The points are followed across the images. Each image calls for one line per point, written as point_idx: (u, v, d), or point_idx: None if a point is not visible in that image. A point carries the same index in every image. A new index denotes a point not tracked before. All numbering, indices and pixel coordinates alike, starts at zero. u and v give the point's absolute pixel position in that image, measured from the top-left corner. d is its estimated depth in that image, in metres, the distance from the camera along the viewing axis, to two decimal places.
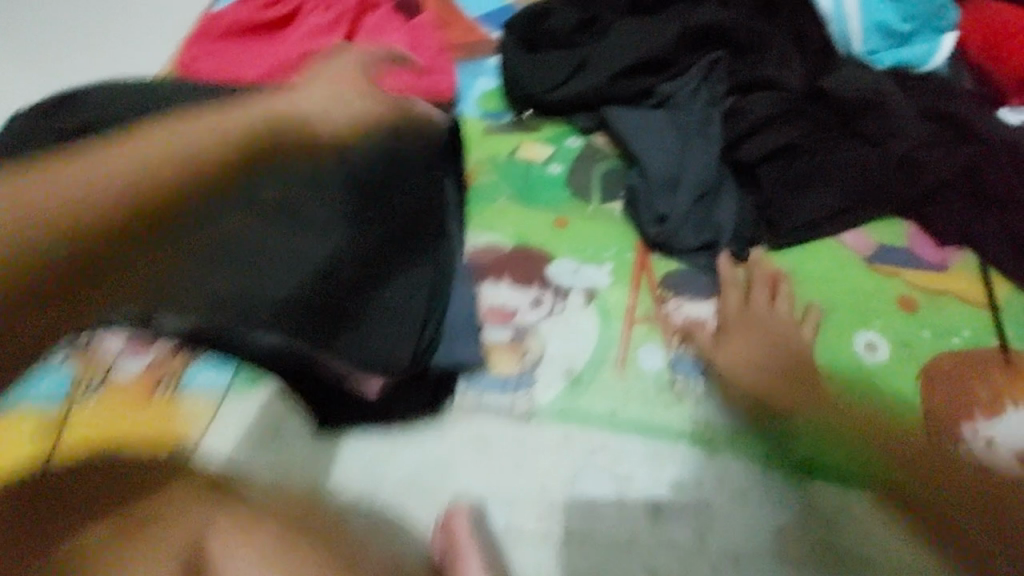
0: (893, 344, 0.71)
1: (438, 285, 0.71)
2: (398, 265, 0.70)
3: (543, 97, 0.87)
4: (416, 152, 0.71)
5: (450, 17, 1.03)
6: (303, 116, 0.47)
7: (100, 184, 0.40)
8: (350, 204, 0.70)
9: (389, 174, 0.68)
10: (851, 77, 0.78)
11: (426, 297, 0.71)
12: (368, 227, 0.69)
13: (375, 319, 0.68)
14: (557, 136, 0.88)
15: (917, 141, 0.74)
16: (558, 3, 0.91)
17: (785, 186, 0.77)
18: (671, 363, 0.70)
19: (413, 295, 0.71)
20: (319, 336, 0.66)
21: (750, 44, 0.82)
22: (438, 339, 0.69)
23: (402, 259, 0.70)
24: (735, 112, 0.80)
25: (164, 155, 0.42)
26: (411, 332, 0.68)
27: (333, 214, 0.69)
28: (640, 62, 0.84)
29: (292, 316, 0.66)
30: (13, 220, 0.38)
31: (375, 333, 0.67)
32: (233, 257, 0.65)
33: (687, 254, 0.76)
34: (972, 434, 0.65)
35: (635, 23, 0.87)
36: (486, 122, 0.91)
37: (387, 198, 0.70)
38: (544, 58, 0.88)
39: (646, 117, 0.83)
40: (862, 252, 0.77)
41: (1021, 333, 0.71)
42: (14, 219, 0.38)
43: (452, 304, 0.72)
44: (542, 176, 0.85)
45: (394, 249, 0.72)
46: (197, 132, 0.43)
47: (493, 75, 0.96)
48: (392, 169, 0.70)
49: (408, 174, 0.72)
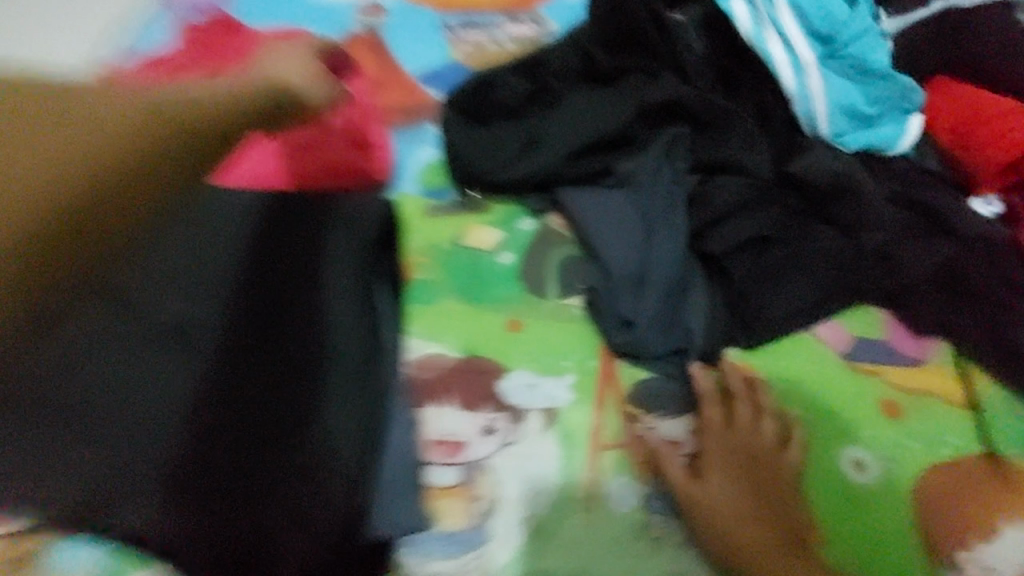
0: (880, 458, 0.64)
1: (371, 419, 0.60)
2: (315, 392, 0.61)
3: (489, 178, 0.77)
4: (333, 252, 0.69)
5: (386, 79, 0.92)
6: (288, 80, 0.52)
7: (125, 110, 0.45)
8: (256, 332, 0.64)
9: (301, 283, 0.67)
10: (823, 157, 0.71)
11: (357, 430, 0.60)
12: (277, 353, 0.63)
13: (294, 469, 0.58)
14: (507, 219, 0.78)
15: (890, 232, 0.69)
16: (504, 70, 0.83)
17: (757, 279, 0.70)
18: (645, 499, 0.60)
19: (338, 430, 0.60)
20: (228, 500, 0.56)
21: (712, 120, 0.75)
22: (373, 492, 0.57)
23: (321, 383, 0.62)
24: (699, 196, 0.74)
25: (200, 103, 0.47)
26: (339, 477, 0.57)
27: (237, 346, 0.64)
28: (595, 140, 0.76)
29: (196, 482, 0.57)
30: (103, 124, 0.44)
31: (296, 488, 0.57)
32: (131, 411, 0.60)
33: (657, 360, 0.67)
34: (970, 566, 0.59)
35: (589, 94, 0.79)
36: (427, 202, 0.80)
37: (298, 312, 0.65)
38: (490, 133, 0.80)
39: (605, 201, 0.75)
40: (838, 348, 0.71)
41: (1010, 438, 0.65)
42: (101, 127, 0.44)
43: (392, 443, 0.61)
44: (490, 268, 0.74)
45: (310, 371, 0.62)
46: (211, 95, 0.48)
47: (434, 145, 0.85)
48: (303, 283, 0.67)
49: (323, 282, 0.67)
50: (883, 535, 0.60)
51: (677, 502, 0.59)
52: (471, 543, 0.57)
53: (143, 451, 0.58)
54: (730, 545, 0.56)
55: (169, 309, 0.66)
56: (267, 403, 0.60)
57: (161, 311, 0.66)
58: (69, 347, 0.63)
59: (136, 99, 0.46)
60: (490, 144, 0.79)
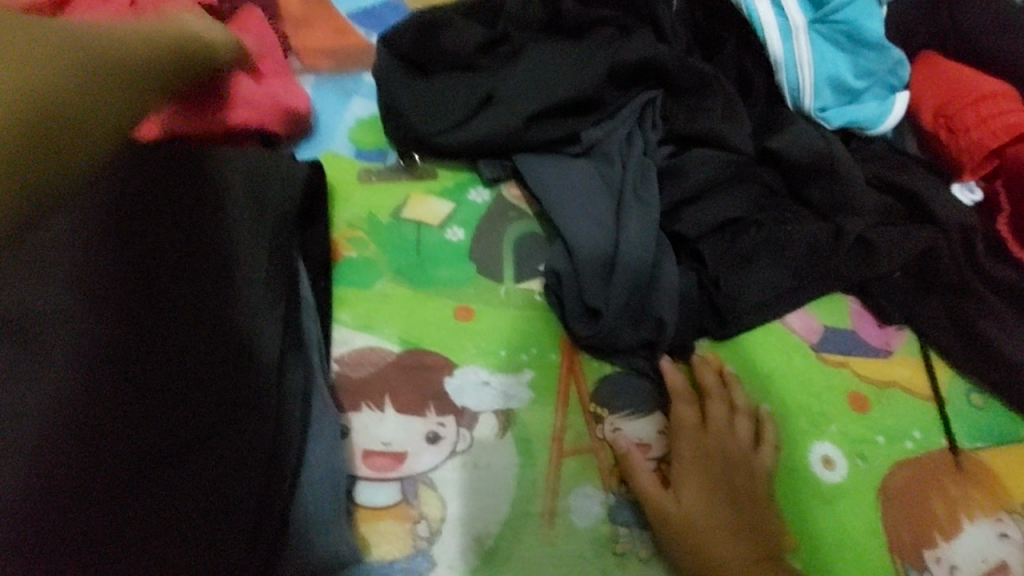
0: (849, 454, 0.61)
1: (288, 429, 0.50)
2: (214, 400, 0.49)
3: (434, 139, 0.66)
4: (234, 224, 0.56)
5: (315, 16, 0.77)
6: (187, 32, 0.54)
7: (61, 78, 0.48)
8: (131, 326, 0.50)
9: (195, 265, 0.53)
10: (804, 133, 0.66)
11: (267, 446, 0.49)
12: (161, 355, 0.50)
13: (184, 498, 0.46)
14: (456, 188, 0.67)
15: (868, 217, 0.65)
16: (455, 13, 0.70)
17: (730, 265, 0.64)
18: (610, 511, 0.53)
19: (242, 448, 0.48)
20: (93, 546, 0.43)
21: (689, 84, 0.68)
22: (292, 523, 0.47)
23: (221, 389, 0.50)
24: (673, 171, 0.66)
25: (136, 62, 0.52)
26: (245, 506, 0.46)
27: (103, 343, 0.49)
28: (559, 101, 0.66)
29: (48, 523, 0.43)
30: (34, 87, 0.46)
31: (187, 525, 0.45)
32: None
33: (623, 355, 0.60)
34: (932, 563, 0.57)
35: (553, 47, 0.69)
36: (362, 165, 0.68)
37: (190, 301, 0.52)
38: (437, 87, 0.68)
39: (568, 172, 0.66)
40: (810, 340, 0.67)
41: (969, 430, 0.64)
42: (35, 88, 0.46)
43: (315, 456, 0.51)
44: (436, 245, 0.64)
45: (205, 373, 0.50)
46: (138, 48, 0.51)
47: (371, 97, 0.73)
48: (196, 262, 0.54)
49: (222, 261, 0.54)
50: (851, 536, 0.57)
51: (645, 513, 0.53)
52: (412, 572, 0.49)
53: None
54: (701, 558, 0.50)
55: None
56: (135, 403, 0.47)
57: None
58: None
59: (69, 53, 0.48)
60: (436, 99, 0.67)
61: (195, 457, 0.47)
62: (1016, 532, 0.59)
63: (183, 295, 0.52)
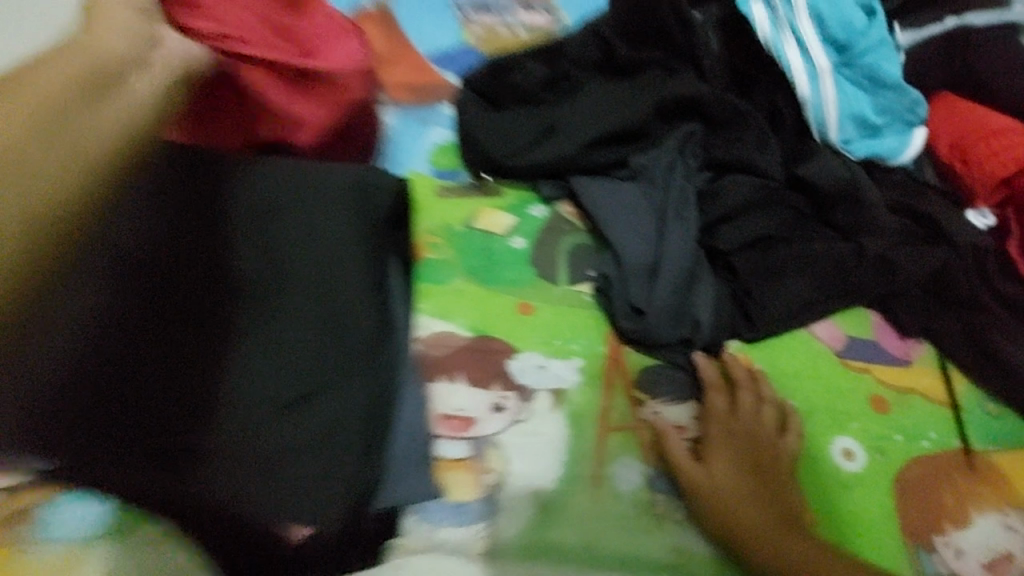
0: (868, 448, 0.68)
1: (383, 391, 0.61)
2: (325, 366, 0.60)
3: (504, 162, 0.78)
4: (339, 216, 0.67)
5: (400, 56, 0.92)
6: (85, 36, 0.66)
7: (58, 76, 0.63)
8: (258, 302, 0.62)
9: (310, 249, 0.65)
10: (830, 162, 0.74)
11: (366, 406, 0.60)
12: (282, 326, 0.61)
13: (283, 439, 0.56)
14: (520, 204, 0.79)
15: (890, 238, 0.72)
16: (522, 56, 0.83)
17: (761, 276, 0.73)
18: (649, 480, 0.62)
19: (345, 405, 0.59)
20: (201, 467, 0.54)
21: (725, 119, 0.77)
22: (381, 472, 0.57)
23: (332, 358, 0.61)
24: (711, 193, 0.75)
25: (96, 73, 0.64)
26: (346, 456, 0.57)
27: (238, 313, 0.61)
28: (611, 132, 0.77)
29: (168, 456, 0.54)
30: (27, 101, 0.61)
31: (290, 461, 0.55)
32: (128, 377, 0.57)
33: (663, 350, 0.69)
34: (942, 546, 0.64)
35: (605, 85, 0.80)
36: (439, 182, 0.80)
37: (302, 282, 0.63)
38: (506, 119, 0.80)
39: (617, 191, 0.76)
40: (835, 347, 0.74)
41: (980, 434, 0.71)
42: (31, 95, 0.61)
43: (402, 417, 0.61)
44: (502, 250, 0.75)
45: (320, 344, 0.61)
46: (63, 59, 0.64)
47: (447, 125, 0.85)
48: (311, 247, 0.65)
49: (330, 249, 0.65)
50: (868, 521, 0.64)
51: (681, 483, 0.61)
52: (479, 516, 0.58)
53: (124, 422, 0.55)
54: (727, 522, 0.58)
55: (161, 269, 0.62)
56: (262, 360, 0.59)
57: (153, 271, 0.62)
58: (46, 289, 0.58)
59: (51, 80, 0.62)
60: (505, 128, 0.80)
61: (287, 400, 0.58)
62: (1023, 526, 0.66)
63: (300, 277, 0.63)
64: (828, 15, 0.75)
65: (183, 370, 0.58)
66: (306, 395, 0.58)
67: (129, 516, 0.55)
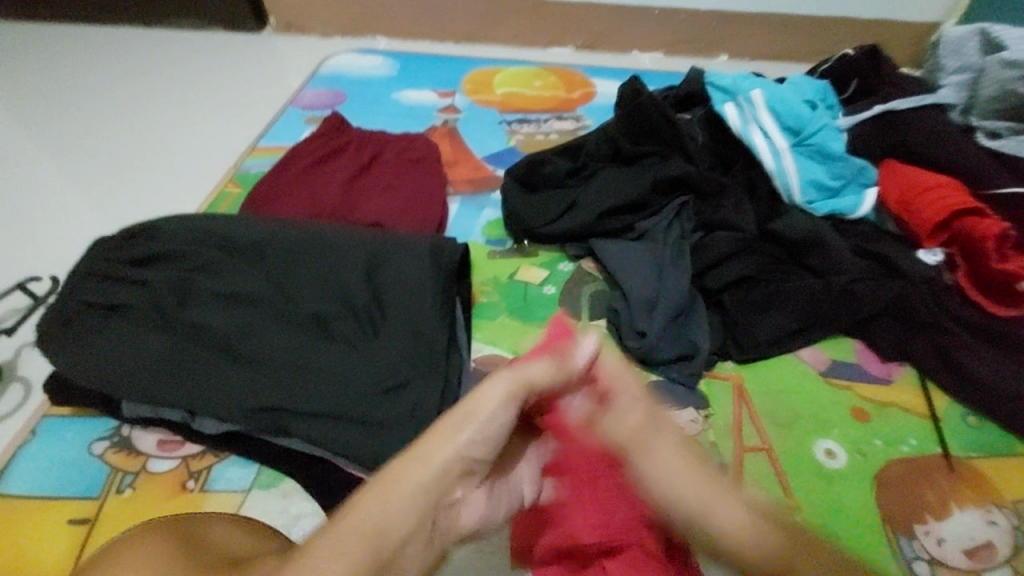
0: (849, 449, 0.80)
1: (450, 381, 0.75)
2: (410, 360, 0.74)
3: (538, 230, 1.02)
4: (419, 241, 0.82)
5: (463, 159, 1.23)
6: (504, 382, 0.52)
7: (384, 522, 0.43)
8: (366, 317, 0.76)
9: (401, 269, 0.79)
10: (799, 218, 0.92)
11: (438, 385, 0.73)
12: (383, 334, 0.75)
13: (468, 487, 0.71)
14: (551, 261, 1.03)
15: (854, 275, 0.88)
16: (552, 153, 1.09)
17: (744, 308, 0.89)
18: None
19: (425, 386, 0.73)
20: None
21: (710, 190, 0.99)
22: None
23: (410, 356, 0.74)
24: (703, 246, 0.95)
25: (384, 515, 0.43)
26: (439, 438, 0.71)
27: (350, 323, 0.76)
28: (623, 203, 0.99)
29: None
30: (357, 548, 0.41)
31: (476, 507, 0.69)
32: (274, 368, 0.72)
33: (666, 366, 0.87)
34: (923, 534, 0.73)
35: (616, 171, 1.04)
36: (490, 248, 1.06)
37: (395, 299, 0.77)
38: (540, 199, 1.05)
39: (628, 247, 0.97)
40: (818, 367, 0.88)
41: (959, 442, 0.81)
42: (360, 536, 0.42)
43: None
44: (537, 296, 0.98)
45: (406, 346, 0.74)
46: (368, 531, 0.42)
47: (496, 207, 1.13)
48: (398, 269, 0.79)
49: (410, 266, 0.79)
50: (850, 508, 0.74)
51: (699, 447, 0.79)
52: None
53: (339, 421, 0.70)
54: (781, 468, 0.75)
55: (308, 301, 0.76)
56: (366, 355, 0.74)
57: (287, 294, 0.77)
58: (225, 316, 0.75)
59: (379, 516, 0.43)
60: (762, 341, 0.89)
61: (382, 384, 0.72)
62: (1003, 520, 0.74)
63: (396, 295, 0.77)
64: (782, 111, 0.98)
65: (312, 366, 0.72)
66: (404, 384, 0.72)
67: (272, 474, 0.74)
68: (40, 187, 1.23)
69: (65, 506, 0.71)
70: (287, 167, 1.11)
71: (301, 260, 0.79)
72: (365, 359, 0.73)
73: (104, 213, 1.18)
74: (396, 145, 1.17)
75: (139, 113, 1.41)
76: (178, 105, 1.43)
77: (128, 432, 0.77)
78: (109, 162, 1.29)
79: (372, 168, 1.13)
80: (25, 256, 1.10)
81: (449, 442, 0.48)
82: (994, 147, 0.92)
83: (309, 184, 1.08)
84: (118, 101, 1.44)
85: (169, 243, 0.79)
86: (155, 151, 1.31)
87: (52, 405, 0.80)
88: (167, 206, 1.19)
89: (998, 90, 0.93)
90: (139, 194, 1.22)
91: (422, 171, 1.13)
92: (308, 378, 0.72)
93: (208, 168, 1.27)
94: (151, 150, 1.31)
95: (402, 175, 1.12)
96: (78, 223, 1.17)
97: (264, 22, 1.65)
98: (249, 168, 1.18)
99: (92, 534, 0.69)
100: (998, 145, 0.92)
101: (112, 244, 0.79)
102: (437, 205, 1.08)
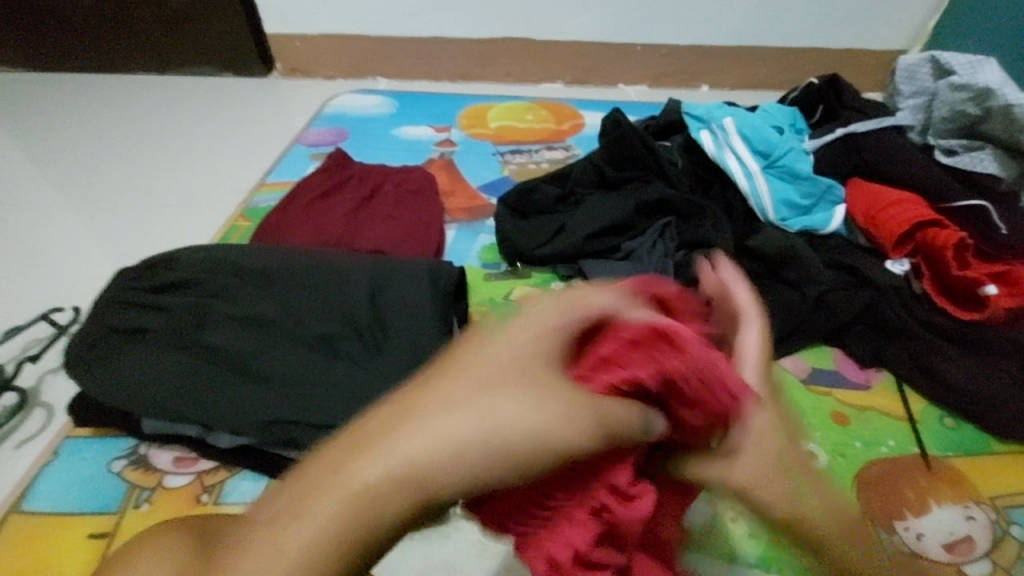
0: (830, 451, 0.83)
1: None
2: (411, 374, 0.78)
3: (531, 252, 1.08)
4: (418, 263, 0.89)
5: (459, 188, 1.31)
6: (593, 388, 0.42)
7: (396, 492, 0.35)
8: (369, 335, 0.82)
9: (401, 289, 0.85)
10: (774, 234, 0.98)
11: None
12: (386, 350, 0.81)
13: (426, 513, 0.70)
14: (544, 282, 1.08)
15: (828, 286, 0.93)
16: (541, 181, 1.16)
17: None
18: None
19: None
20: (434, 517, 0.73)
21: (691, 212, 1.05)
22: None
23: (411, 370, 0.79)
24: (685, 264, 1.01)
25: (408, 470, 0.35)
26: None
27: (354, 342, 0.81)
28: (609, 226, 1.05)
29: None
30: (375, 505, 0.35)
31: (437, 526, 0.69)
32: (285, 384, 0.77)
33: None
34: (904, 530, 0.76)
35: (601, 195, 1.11)
36: (486, 270, 1.12)
37: (397, 317, 0.83)
38: (532, 223, 1.11)
39: (615, 267, 1.03)
40: (800, 375, 0.92)
41: (937, 442, 0.84)
42: (378, 496, 0.35)
43: None
44: None
45: (407, 360, 0.80)
46: (392, 479, 0.35)
47: (491, 232, 1.20)
48: (398, 289, 0.85)
49: (410, 286, 0.85)
50: None
51: None
52: None
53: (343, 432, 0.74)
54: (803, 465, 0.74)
55: (316, 322, 0.82)
56: (370, 370, 0.79)
57: (295, 316, 0.82)
58: (237, 339, 0.80)
59: (400, 467, 0.35)
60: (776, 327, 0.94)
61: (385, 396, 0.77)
62: (981, 516, 0.77)
63: (398, 313, 0.83)
64: (753, 136, 1.06)
65: (319, 381, 0.77)
66: None
67: None
68: (61, 225, 1.31)
69: (85, 521, 0.75)
70: (293, 202, 1.18)
71: (308, 284, 0.85)
72: (369, 374, 0.78)
73: (120, 248, 1.25)
74: (395, 177, 1.24)
75: (154, 154, 1.50)
76: (191, 147, 1.52)
77: (145, 450, 0.81)
78: (125, 201, 1.36)
79: (374, 199, 1.20)
80: (47, 289, 1.16)
81: (489, 406, 0.38)
82: (950, 163, 0.99)
83: (315, 216, 1.15)
84: (135, 144, 1.53)
85: (186, 272, 0.85)
86: (169, 190, 1.39)
87: (74, 426, 0.84)
88: (180, 240, 1.26)
89: (949, 112, 1.01)
90: (154, 229, 1.29)
91: (421, 201, 1.20)
92: (317, 393, 0.77)
93: (219, 204, 1.34)
94: (165, 188, 1.39)
95: (402, 204, 1.19)
96: (98, 257, 1.23)
97: (271, 67, 1.76)
98: (258, 203, 1.26)
99: (109, 547, 0.72)
100: (954, 161, 0.99)
101: (135, 274, 0.86)
102: (436, 233, 1.15)
